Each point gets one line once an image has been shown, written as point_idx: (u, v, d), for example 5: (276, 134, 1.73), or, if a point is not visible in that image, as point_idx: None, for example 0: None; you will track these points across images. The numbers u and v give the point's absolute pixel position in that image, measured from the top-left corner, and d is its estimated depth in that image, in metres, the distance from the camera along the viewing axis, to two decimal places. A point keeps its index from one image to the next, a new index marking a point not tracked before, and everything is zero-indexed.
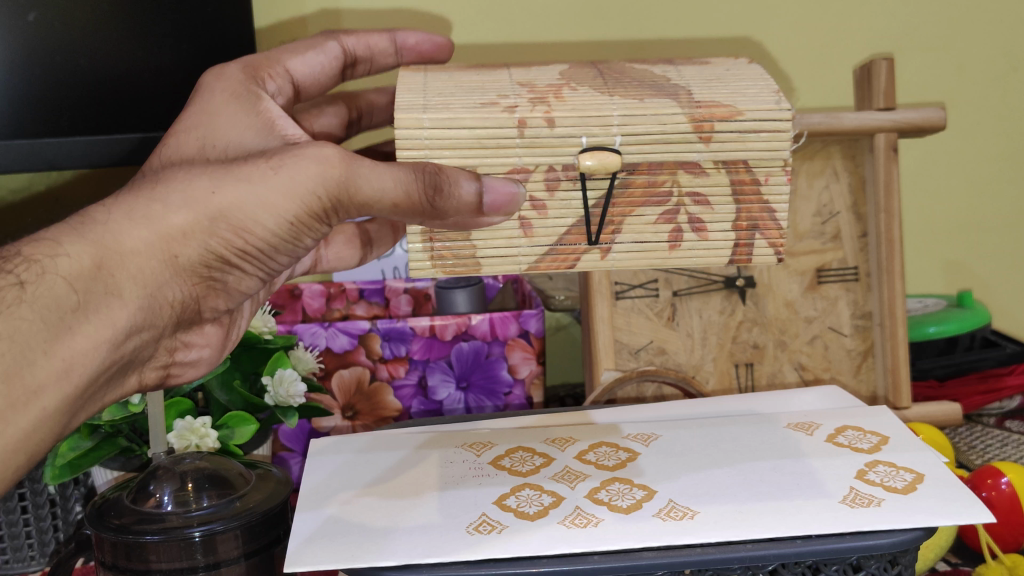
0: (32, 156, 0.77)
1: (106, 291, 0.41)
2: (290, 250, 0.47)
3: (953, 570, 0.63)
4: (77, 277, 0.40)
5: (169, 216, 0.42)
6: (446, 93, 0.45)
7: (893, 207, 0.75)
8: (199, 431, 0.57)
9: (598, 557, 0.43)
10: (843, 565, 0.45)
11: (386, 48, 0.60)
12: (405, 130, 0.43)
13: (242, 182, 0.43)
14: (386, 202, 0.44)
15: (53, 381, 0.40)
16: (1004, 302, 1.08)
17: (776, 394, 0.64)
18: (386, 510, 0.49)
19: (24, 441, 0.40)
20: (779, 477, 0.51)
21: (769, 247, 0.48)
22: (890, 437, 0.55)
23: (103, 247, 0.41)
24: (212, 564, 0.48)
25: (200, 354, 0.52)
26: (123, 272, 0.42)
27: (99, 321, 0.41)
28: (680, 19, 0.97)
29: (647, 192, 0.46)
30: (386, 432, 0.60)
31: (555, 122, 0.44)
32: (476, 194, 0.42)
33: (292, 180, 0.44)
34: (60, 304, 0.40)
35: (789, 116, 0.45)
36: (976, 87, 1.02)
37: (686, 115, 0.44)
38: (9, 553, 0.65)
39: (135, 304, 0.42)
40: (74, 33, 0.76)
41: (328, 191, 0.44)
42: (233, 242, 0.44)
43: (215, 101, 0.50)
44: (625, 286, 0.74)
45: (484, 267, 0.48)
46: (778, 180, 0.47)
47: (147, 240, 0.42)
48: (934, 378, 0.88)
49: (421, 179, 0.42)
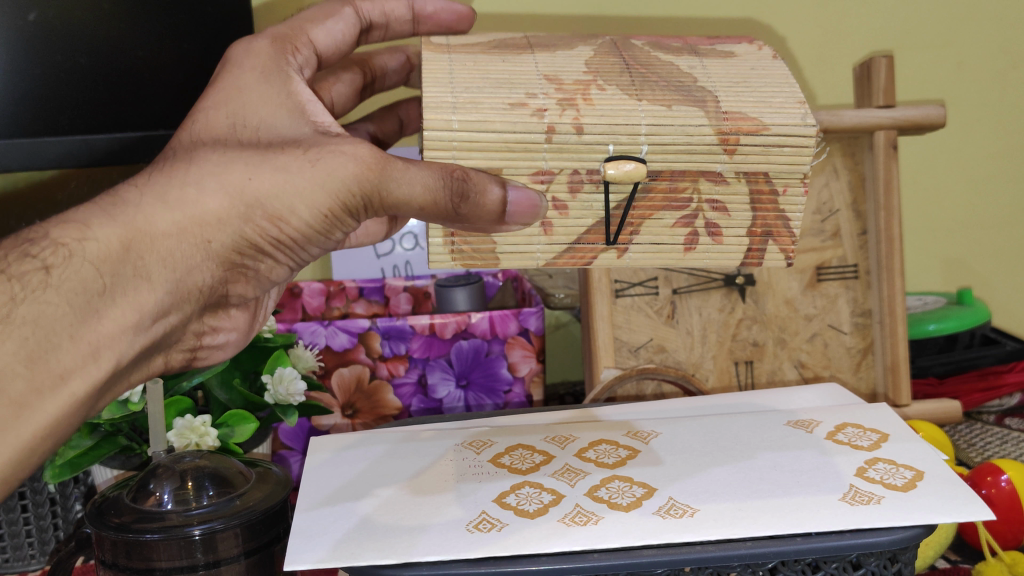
0: (33, 155, 0.77)
1: (135, 274, 0.40)
2: (320, 242, 0.47)
3: (953, 567, 0.63)
4: (105, 261, 0.39)
5: (203, 201, 0.42)
6: (474, 86, 0.44)
7: (893, 204, 0.75)
8: (199, 429, 0.57)
9: (598, 555, 0.43)
10: (843, 563, 0.45)
11: (404, 15, 0.59)
12: (434, 130, 0.42)
13: (278, 172, 0.43)
14: (415, 205, 0.44)
15: (79, 365, 0.38)
16: (1004, 299, 1.08)
17: (776, 393, 0.64)
18: (388, 508, 0.49)
19: (50, 427, 0.38)
20: (779, 475, 0.51)
21: (780, 255, 0.48)
22: (890, 434, 0.55)
23: (134, 230, 0.40)
24: (211, 562, 0.48)
25: (228, 337, 0.51)
26: (153, 255, 0.41)
27: (127, 304, 0.40)
28: (678, 18, 0.97)
29: (667, 198, 0.46)
30: (391, 430, 0.60)
31: (585, 129, 0.43)
32: (502, 201, 0.42)
33: (327, 176, 0.43)
34: (88, 288, 0.39)
35: (813, 133, 0.45)
36: (976, 84, 1.02)
37: (713, 127, 0.44)
38: (9, 552, 0.65)
39: (163, 288, 0.41)
40: (73, 33, 0.76)
41: (363, 189, 0.44)
42: (266, 231, 0.44)
43: (246, 73, 0.47)
44: (625, 284, 0.74)
45: (501, 261, 0.47)
46: (796, 191, 0.47)
47: (177, 223, 0.41)
48: (933, 375, 0.88)
49: (449, 185, 0.42)
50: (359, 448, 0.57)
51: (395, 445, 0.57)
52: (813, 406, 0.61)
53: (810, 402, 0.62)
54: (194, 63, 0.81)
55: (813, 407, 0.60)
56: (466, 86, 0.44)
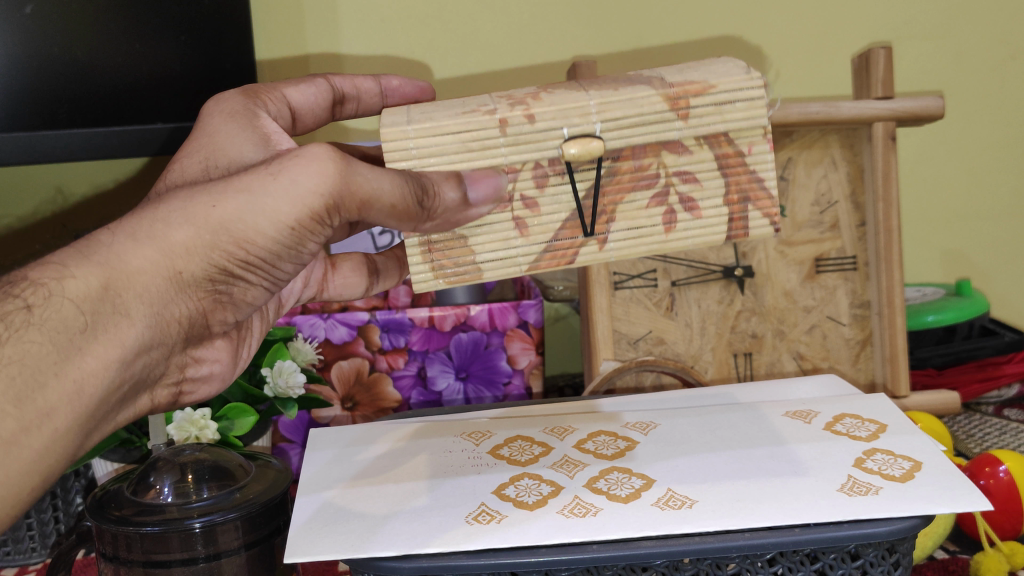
0: (32, 148, 0.77)
1: (116, 310, 0.39)
2: (294, 256, 0.44)
3: (951, 558, 0.63)
4: (85, 299, 0.38)
5: (171, 233, 0.40)
6: (426, 108, 0.46)
7: (891, 195, 0.74)
8: (199, 422, 0.57)
9: (598, 547, 0.43)
10: (842, 553, 0.45)
11: (373, 87, 0.59)
12: (391, 141, 0.44)
13: (242, 192, 0.41)
14: (383, 204, 0.42)
15: (66, 402, 0.38)
16: (1005, 291, 1.08)
17: (775, 384, 0.64)
18: (387, 498, 0.49)
19: (38, 462, 0.38)
20: (777, 466, 0.51)
21: (763, 218, 0.47)
22: (888, 424, 0.55)
23: (111, 269, 0.39)
24: (212, 555, 0.48)
25: (212, 369, 0.50)
26: (131, 291, 0.39)
27: (108, 340, 0.39)
28: (674, 13, 0.97)
29: (635, 176, 0.46)
30: (380, 425, 0.59)
31: (536, 117, 0.44)
32: (460, 193, 0.42)
33: (290, 184, 0.41)
34: (69, 326, 0.38)
35: (760, 84, 0.45)
36: (975, 75, 1.02)
37: (661, 95, 0.44)
38: (10, 545, 0.65)
39: (143, 323, 0.40)
40: (70, 26, 0.76)
41: (326, 190, 0.42)
42: (233, 256, 0.42)
43: (214, 121, 0.49)
44: (625, 276, 0.74)
45: (485, 274, 0.47)
46: (761, 148, 0.46)
47: (153, 259, 0.40)
48: (932, 366, 0.89)
49: (410, 183, 0.41)
50: (355, 440, 0.57)
51: (388, 436, 0.57)
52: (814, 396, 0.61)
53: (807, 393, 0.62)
54: (190, 56, 0.81)
55: (813, 398, 0.60)
56: (422, 111, 0.45)
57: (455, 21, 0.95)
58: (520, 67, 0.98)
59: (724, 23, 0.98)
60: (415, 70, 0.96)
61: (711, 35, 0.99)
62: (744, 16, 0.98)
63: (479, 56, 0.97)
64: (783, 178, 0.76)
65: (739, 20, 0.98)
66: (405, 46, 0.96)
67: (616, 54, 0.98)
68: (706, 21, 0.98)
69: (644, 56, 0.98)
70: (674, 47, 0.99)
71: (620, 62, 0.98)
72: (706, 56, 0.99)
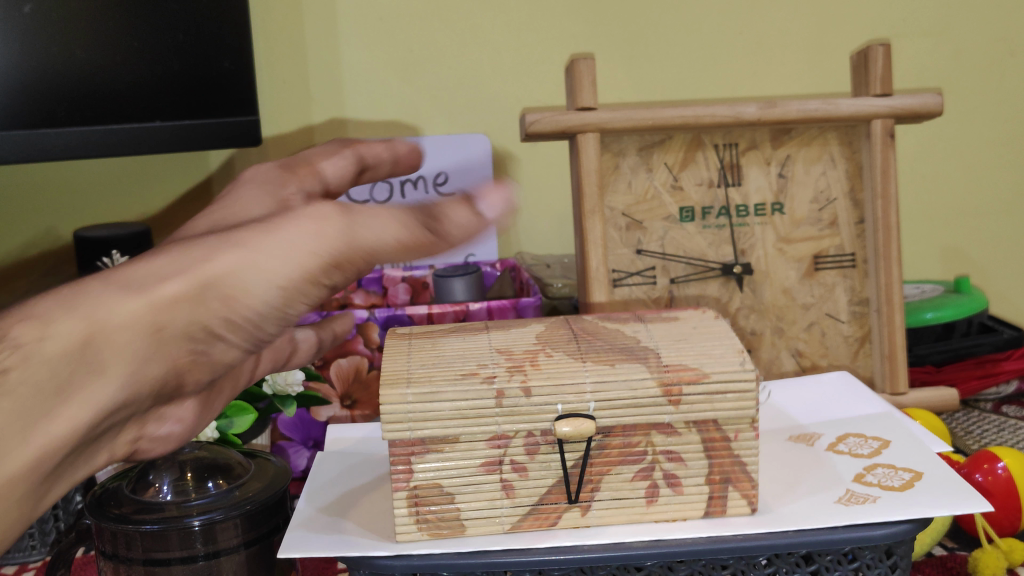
0: (29, 147, 0.76)
1: (91, 368, 0.37)
2: (278, 316, 0.44)
3: (949, 555, 0.63)
4: (65, 357, 0.36)
5: (163, 285, 0.38)
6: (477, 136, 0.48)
7: (890, 191, 0.74)
8: (198, 422, 0.56)
9: (589, 547, 0.45)
10: (836, 556, 0.45)
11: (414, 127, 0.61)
12: None
13: (239, 248, 0.40)
14: (387, 247, 0.42)
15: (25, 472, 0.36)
16: (1005, 289, 1.07)
17: (767, 398, 0.65)
18: (379, 508, 0.51)
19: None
20: (780, 489, 0.50)
21: None
22: (892, 440, 0.55)
23: (95, 321, 0.37)
24: (212, 552, 0.48)
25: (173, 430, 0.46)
26: (111, 347, 0.37)
27: (79, 402, 0.37)
28: (673, 11, 0.98)
29: None
30: (382, 448, 0.60)
31: None
32: (471, 213, 0.41)
33: (290, 246, 0.41)
34: (44, 388, 0.36)
35: None
36: (973, 70, 1.02)
37: None
38: (10, 542, 0.65)
39: (118, 381, 0.38)
40: (71, 24, 0.76)
41: (329, 249, 0.42)
42: (220, 313, 0.41)
43: None
44: (623, 274, 0.73)
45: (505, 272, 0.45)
46: None
47: (137, 311, 0.38)
48: (930, 363, 0.88)
49: (412, 217, 0.42)
50: (350, 456, 0.58)
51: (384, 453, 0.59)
52: (815, 413, 0.62)
53: (802, 403, 0.63)
54: (189, 54, 0.81)
55: (815, 417, 0.61)
56: None
57: (456, 18, 0.97)
58: (518, 64, 0.98)
59: (723, 21, 0.99)
60: (415, 68, 0.97)
61: (709, 33, 0.99)
62: (743, 12, 0.98)
63: (477, 55, 0.98)
64: (781, 175, 0.75)
65: (739, 17, 0.99)
66: (404, 44, 0.97)
67: (614, 52, 0.99)
68: (704, 19, 0.99)
69: (642, 53, 0.99)
70: (673, 45, 0.99)
71: (619, 60, 0.99)
72: (705, 53, 0.99)
